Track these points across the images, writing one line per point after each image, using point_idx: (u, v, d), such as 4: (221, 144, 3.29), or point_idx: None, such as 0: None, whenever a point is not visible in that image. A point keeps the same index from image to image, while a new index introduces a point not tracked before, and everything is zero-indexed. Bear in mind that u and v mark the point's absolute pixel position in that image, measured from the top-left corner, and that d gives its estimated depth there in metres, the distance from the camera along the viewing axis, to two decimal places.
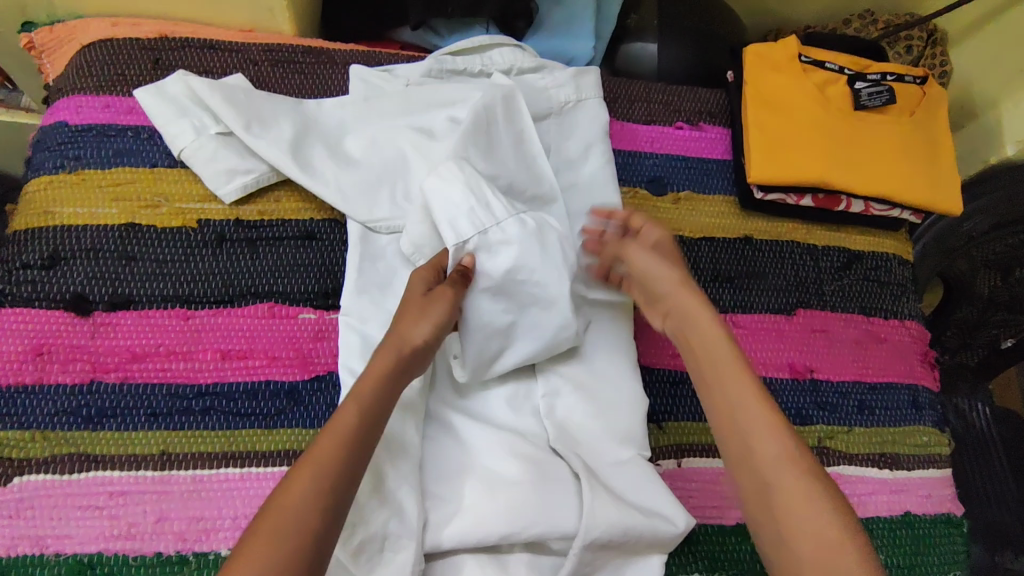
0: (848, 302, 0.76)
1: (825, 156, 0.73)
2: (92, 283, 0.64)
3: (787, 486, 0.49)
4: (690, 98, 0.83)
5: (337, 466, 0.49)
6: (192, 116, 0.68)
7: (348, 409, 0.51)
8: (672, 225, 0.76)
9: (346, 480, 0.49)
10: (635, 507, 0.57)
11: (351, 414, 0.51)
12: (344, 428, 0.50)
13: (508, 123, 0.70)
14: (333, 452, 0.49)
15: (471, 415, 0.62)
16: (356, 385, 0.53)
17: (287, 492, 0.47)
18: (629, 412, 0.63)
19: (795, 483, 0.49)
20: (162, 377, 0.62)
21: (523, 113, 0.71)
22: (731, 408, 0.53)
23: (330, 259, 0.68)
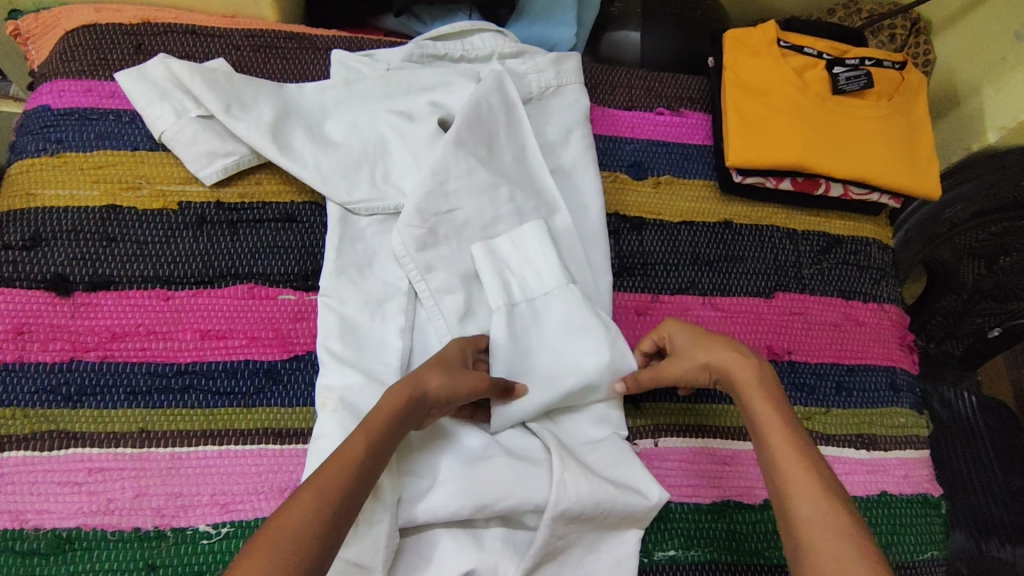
0: (827, 285, 0.77)
1: (804, 140, 0.73)
2: (72, 264, 0.64)
3: (822, 540, 0.46)
4: (672, 84, 0.84)
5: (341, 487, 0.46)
6: (172, 99, 0.69)
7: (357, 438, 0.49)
8: (652, 209, 0.77)
9: (346, 502, 0.46)
10: (611, 481, 0.58)
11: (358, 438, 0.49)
12: (354, 456, 0.48)
13: (503, 106, 0.72)
14: (341, 475, 0.47)
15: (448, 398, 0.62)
16: (368, 416, 0.51)
17: (290, 513, 0.44)
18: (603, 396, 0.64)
19: (832, 538, 0.45)
20: (142, 357, 0.62)
21: (514, 102, 0.73)
22: (779, 467, 0.51)
23: (310, 242, 0.69)
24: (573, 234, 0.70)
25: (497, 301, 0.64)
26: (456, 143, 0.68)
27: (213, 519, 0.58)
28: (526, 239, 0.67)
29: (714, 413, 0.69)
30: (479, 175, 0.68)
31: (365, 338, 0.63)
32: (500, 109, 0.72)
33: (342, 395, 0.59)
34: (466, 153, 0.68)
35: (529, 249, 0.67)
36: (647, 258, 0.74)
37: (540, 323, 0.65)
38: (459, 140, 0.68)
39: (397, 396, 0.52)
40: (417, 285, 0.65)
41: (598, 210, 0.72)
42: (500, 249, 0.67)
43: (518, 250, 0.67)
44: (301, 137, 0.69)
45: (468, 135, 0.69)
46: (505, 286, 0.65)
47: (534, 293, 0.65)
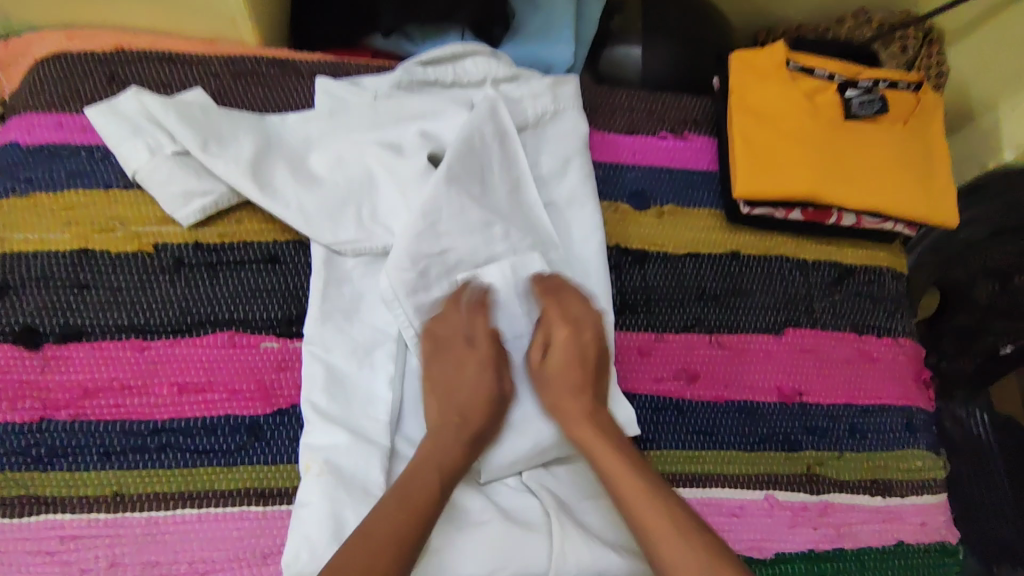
0: (839, 320, 0.73)
1: (815, 170, 0.69)
2: (42, 314, 0.61)
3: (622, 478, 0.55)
4: (675, 106, 0.80)
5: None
6: (146, 135, 0.65)
7: (390, 516, 0.50)
8: (655, 241, 0.73)
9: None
10: (610, 547, 0.55)
11: (381, 514, 0.50)
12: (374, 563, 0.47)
13: (497, 137, 0.68)
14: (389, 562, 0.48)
15: None
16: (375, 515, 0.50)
17: None
18: None
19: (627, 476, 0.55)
20: (116, 414, 0.59)
21: (510, 130, 0.69)
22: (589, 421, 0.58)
23: (295, 284, 0.65)
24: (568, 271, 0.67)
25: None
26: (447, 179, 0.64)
27: None
28: (521, 279, 0.64)
29: (722, 460, 0.66)
30: (473, 215, 0.65)
31: (353, 392, 0.60)
32: (494, 140, 0.68)
33: (327, 458, 0.56)
34: (458, 190, 0.65)
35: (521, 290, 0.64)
36: (650, 294, 0.70)
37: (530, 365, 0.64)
38: (452, 175, 0.65)
39: (424, 472, 0.53)
40: (406, 331, 0.62)
41: (598, 245, 0.68)
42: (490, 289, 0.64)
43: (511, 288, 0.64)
44: (283, 173, 0.65)
45: (461, 170, 0.65)
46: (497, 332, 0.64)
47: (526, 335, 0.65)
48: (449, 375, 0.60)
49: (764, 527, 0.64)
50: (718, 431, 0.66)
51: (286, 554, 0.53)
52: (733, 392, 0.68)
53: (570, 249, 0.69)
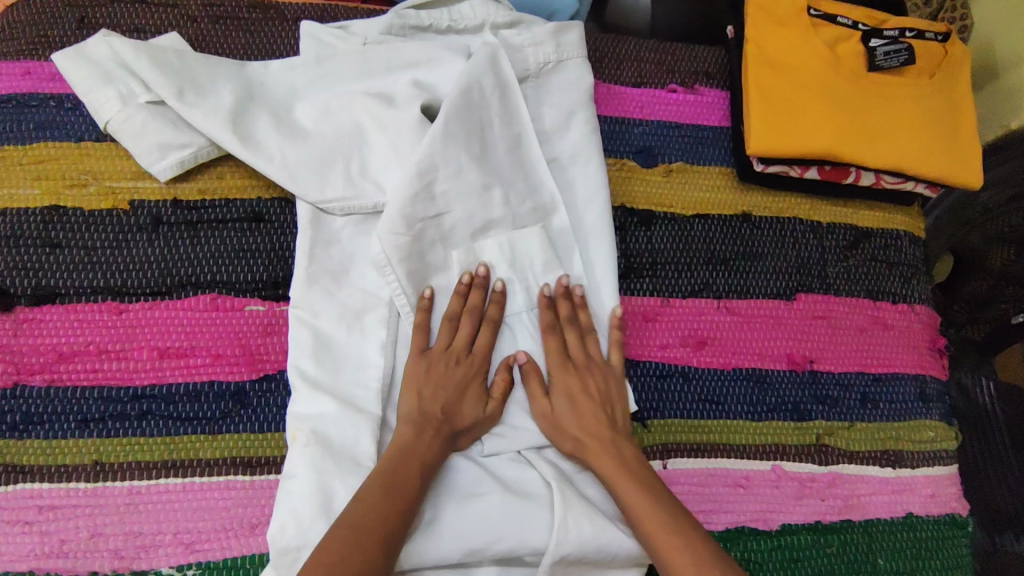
0: (853, 286, 0.70)
1: (836, 125, 0.65)
2: (12, 274, 0.57)
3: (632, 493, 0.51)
4: (686, 57, 0.75)
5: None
6: (118, 83, 0.60)
7: (372, 507, 0.47)
8: (662, 200, 0.69)
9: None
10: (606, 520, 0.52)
11: (358, 513, 0.47)
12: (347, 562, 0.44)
13: (497, 90, 0.63)
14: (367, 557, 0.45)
15: None
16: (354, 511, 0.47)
17: None
18: None
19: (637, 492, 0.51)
20: (93, 380, 0.56)
21: (511, 81, 0.64)
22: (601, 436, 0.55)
23: (280, 244, 0.61)
24: (571, 236, 0.63)
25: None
26: (443, 135, 0.60)
27: (179, 560, 0.53)
28: (520, 251, 0.62)
29: (729, 430, 0.63)
30: (471, 175, 0.61)
31: (342, 359, 0.57)
32: (494, 93, 0.63)
33: (315, 427, 0.54)
34: (455, 147, 0.60)
35: (519, 260, 0.61)
36: (657, 257, 0.67)
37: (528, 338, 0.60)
38: (449, 131, 0.60)
39: (405, 467, 0.50)
40: (398, 296, 0.58)
41: (603, 206, 0.65)
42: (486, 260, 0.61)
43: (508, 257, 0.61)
44: (266, 126, 0.61)
45: (459, 126, 0.61)
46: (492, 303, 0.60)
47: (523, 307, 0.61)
48: (435, 373, 0.55)
49: (771, 498, 0.62)
50: (725, 400, 0.64)
51: (272, 526, 0.51)
52: (742, 360, 0.65)
53: (573, 210, 0.65)
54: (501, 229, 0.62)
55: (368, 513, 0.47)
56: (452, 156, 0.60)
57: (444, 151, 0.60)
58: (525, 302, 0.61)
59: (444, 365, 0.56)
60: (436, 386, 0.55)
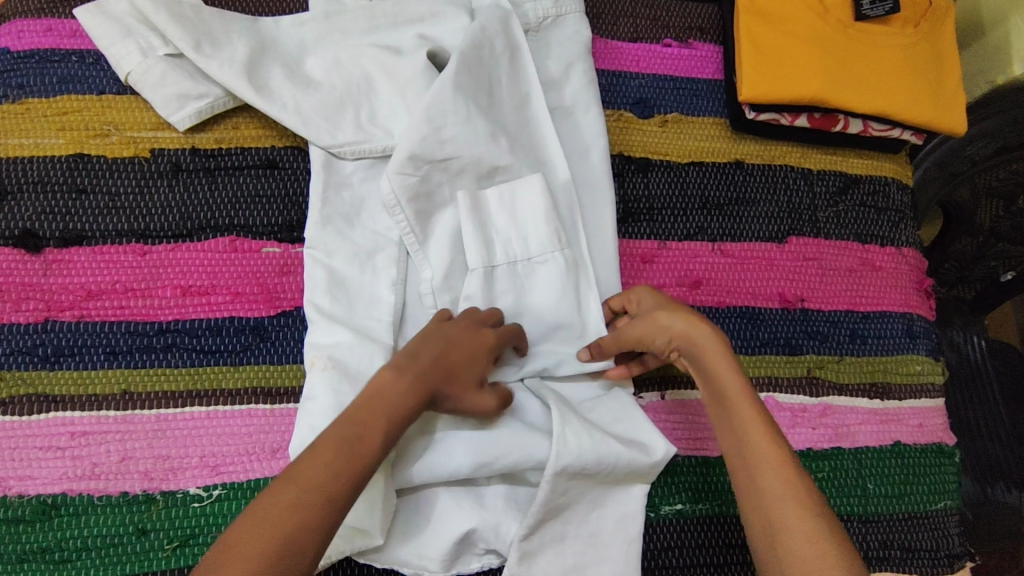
0: (843, 229, 0.73)
1: (822, 73, 0.68)
2: (41, 218, 0.60)
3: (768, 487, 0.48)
4: (680, 13, 0.77)
5: (312, 523, 0.43)
6: (137, 36, 0.63)
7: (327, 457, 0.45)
8: (658, 149, 0.72)
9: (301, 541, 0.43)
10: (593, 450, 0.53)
11: (331, 441, 0.46)
12: (315, 475, 0.44)
13: (508, 50, 0.66)
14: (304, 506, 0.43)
15: None
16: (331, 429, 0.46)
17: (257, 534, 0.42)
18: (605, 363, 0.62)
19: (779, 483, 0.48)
20: (120, 315, 0.59)
21: (519, 38, 0.67)
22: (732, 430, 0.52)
23: (294, 189, 0.64)
24: (572, 193, 0.65)
25: (476, 254, 0.61)
26: (455, 86, 0.63)
27: (204, 481, 0.56)
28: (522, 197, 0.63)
29: None
30: (481, 124, 0.63)
31: (354, 295, 0.60)
32: (503, 51, 0.66)
33: (331, 354, 0.57)
34: (465, 97, 0.63)
35: (519, 209, 0.63)
36: (653, 202, 0.70)
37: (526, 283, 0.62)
38: (461, 83, 0.63)
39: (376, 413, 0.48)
40: (406, 234, 0.62)
41: (603, 155, 0.68)
42: (488, 207, 0.63)
43: (509, 203, 0.63)
44: (280, 76, 0.64)
45: (468, 76, 0.64)
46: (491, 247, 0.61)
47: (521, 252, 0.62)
48: (452, 335, 0.53)
49: None
50: None
51: (292, 444, 0.54)
52: (735, 298, 0.68)
53: (574, 169, 0.67)
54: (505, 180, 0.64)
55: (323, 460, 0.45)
56: (462, 104, 0.63)
57: (454, 100, 0.62)
58: (523, 251, 0.62)
59: (462, 329, 0.54)
60: (451, 347, 0.52)
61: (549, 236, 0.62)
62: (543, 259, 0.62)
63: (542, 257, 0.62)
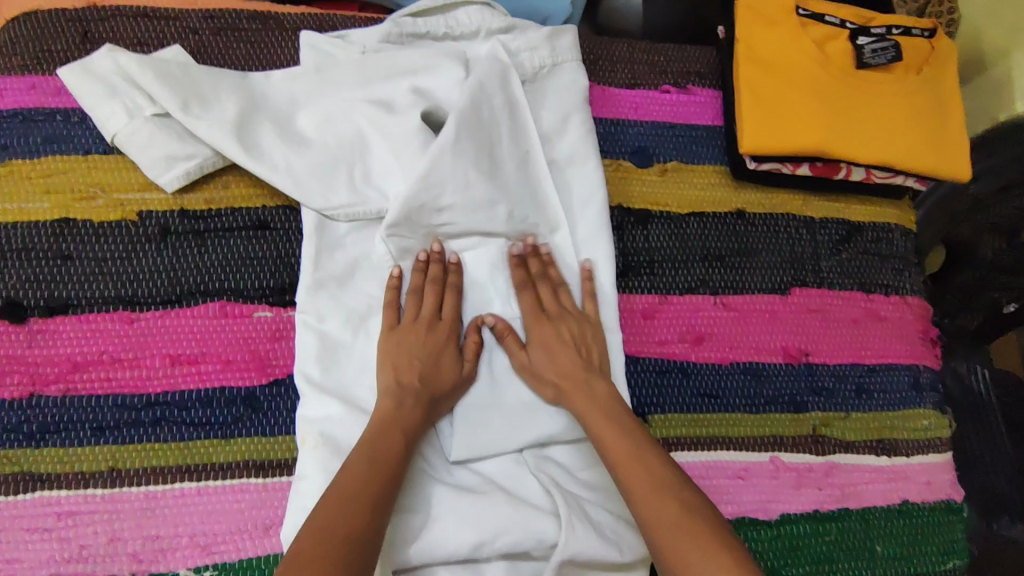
0: (847, 279, 0.72)
1: (824, 125, 0.66)
2: (24, 286, 0.58)
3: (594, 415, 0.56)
4: (678, 57, 0.76)
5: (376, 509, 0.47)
6: (123, 96, 0.61)
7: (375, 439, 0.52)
8: (658, 199, 0.71)
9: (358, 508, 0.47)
10: (596, 530, 0.54)
11: (360, 454, 0.50)
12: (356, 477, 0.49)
13: (505, 107, 0.65)
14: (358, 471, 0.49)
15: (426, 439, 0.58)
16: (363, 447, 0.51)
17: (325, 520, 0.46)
18: None
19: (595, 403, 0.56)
20: (108, 388, 0.57)
21: (517, 93, 0.66)
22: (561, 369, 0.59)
23: (286, 251, 0.63)
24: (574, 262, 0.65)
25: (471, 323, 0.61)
26: (455, 151, 0.61)
27: (197, 562, 0.54)
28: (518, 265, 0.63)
29: (727, 423, 0.65)
30: (478, 190, 0.62)
31: (347, 361, 0.59)
32: (502, 110, 0.65)
33: (323, 429, 0.55)
34: (465, 161, 0.62)
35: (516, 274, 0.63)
36: (654, 255, 0.69)
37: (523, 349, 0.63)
38: (461, 145, 0.62)
39: (391, 433, 0.52)
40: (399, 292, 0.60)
41: (601, 211, 0.66)
42: (483, 268, 0.63)
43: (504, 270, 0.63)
44: (269, 134, 0.62)
45: (465, 138, 0.62)
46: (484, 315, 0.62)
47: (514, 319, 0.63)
48: (414, 345, 0.57)
49: (769, 488, 0.63)
50: (723, 393, 0.66)
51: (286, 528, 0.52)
52: (739, 354, 0.67)
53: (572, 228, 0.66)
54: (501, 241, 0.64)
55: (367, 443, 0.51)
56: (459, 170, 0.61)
57: (451, 166, 0.61)
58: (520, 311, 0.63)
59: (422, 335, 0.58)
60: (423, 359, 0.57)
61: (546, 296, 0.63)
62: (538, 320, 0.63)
63: None
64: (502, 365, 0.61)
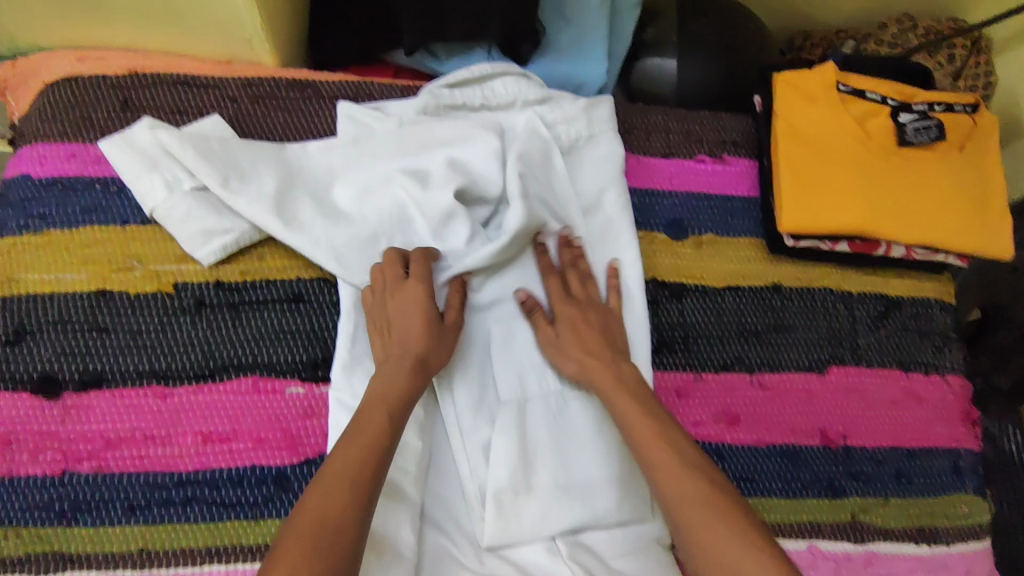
0: (886, 356, 0.70)
1: (866, 203, 0.65)
2: (60, 360, 0.58)
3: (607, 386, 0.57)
4: (713, 126, 0.75)
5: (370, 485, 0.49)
6: (162, 169, 0.62)
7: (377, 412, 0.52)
8: (694, 274, 0.69)
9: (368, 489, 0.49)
10: None
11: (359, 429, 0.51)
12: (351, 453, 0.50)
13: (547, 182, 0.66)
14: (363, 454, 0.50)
15: (458, 522, 0.58)
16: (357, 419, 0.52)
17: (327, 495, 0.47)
18: (649, 527, 0.59)
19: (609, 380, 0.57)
20: (140, 466, 0.57)
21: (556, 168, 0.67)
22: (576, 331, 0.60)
23: (319, 325, 0.63)
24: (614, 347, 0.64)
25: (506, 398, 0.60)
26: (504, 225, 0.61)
27: None
28: None
29: (765, 509, 0.63)
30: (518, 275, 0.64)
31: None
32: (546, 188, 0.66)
33: None
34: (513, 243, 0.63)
35: None
36: (689, 331, 0.67)
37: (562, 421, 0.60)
38: (521, 221, 0.62)
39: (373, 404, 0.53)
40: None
41: (636, 285, 0.65)
42: (520, 339, 0.62)
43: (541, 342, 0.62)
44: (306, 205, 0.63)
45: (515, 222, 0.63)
46: (518, 387, 0.60)
47: (550, 391, 0.61)
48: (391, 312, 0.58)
49: None
50: (758, 477, 0.64)
51: None
52: (776, 436, 0.65)
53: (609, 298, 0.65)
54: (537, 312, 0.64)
55: (374, 418, 0.52)
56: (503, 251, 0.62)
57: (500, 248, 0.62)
58: (556, 385, 0.61)
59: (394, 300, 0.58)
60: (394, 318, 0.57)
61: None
62: (577, 394, 0.61)
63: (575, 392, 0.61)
64: (537, 443, 0.59)
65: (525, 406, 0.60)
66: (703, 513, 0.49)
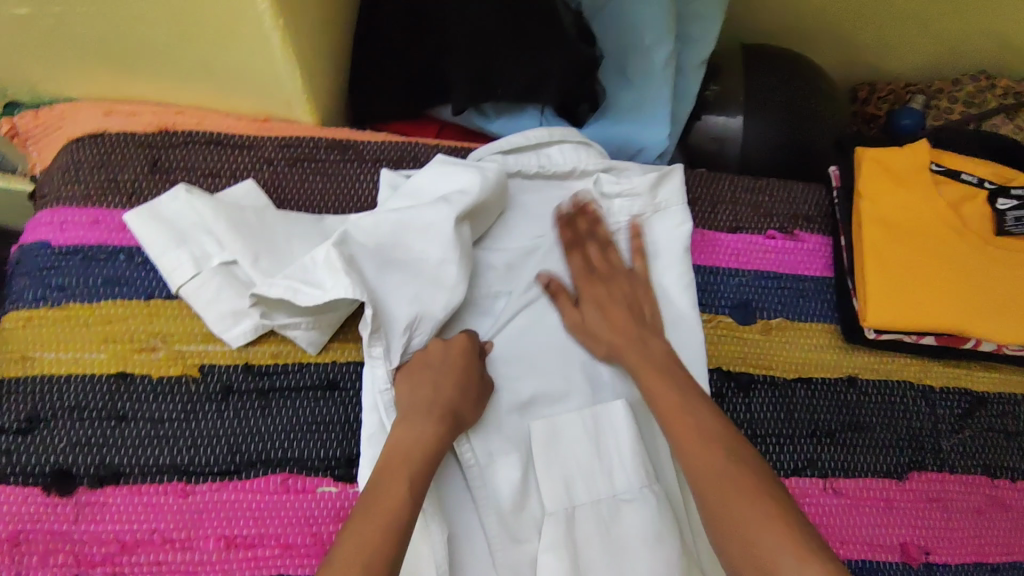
0: (970, 460, 0.64)
1: (963, 296, 0.59)
2: (75, 452, 0.54)
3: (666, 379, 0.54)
4: (783, 197, 0.69)
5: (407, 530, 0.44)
6: (191, 243, 0.57)
7: (413, 428, 0.49)
8: (763, 363, 0.63)
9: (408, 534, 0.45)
10: None
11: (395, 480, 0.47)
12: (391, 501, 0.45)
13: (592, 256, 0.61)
14: (395, 504, 0.45)
15: None
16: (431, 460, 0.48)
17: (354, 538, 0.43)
18: None
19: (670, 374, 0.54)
20: (157, 573, 0.52)
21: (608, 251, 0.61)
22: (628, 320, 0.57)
23: (355, 416, 0.57)
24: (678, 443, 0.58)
25: (552, 505, 0.53)
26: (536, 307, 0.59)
27: None
28: (607, 436, 0.55)
29: None
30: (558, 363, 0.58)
31: None
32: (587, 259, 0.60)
33: None
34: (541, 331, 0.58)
35: (603, 438, 0.55)
36: (758, 428, 0.61)
37: (614, 535, 0.52)
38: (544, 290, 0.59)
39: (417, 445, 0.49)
40: (471, 467, 0.53)
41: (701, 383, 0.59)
42: (568, 436, 0.55)
43: (592, 438, 0.55)
44: (330, 283, 0.52)
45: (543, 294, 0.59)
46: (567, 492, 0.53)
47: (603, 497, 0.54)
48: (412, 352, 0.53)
49: None
50: None
51: None
52: (851, 550, 0.59)
53: None
54: (578, 405, 0.57)
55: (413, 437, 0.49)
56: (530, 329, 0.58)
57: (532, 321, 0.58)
58: (608, 489, 0.54)
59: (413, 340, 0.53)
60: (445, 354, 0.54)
61: (639, 472, 0.54)
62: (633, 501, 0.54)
63: (633, 499, 0.54)
64: (589, 556, 0.52)
65: (574, 514, 0.53)
66: (725, 491, 0.47)
